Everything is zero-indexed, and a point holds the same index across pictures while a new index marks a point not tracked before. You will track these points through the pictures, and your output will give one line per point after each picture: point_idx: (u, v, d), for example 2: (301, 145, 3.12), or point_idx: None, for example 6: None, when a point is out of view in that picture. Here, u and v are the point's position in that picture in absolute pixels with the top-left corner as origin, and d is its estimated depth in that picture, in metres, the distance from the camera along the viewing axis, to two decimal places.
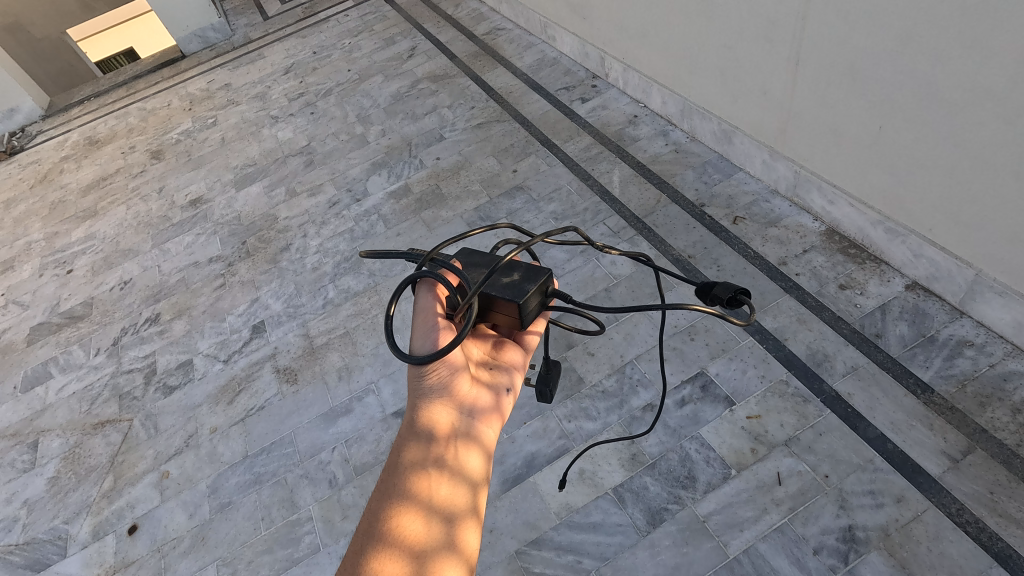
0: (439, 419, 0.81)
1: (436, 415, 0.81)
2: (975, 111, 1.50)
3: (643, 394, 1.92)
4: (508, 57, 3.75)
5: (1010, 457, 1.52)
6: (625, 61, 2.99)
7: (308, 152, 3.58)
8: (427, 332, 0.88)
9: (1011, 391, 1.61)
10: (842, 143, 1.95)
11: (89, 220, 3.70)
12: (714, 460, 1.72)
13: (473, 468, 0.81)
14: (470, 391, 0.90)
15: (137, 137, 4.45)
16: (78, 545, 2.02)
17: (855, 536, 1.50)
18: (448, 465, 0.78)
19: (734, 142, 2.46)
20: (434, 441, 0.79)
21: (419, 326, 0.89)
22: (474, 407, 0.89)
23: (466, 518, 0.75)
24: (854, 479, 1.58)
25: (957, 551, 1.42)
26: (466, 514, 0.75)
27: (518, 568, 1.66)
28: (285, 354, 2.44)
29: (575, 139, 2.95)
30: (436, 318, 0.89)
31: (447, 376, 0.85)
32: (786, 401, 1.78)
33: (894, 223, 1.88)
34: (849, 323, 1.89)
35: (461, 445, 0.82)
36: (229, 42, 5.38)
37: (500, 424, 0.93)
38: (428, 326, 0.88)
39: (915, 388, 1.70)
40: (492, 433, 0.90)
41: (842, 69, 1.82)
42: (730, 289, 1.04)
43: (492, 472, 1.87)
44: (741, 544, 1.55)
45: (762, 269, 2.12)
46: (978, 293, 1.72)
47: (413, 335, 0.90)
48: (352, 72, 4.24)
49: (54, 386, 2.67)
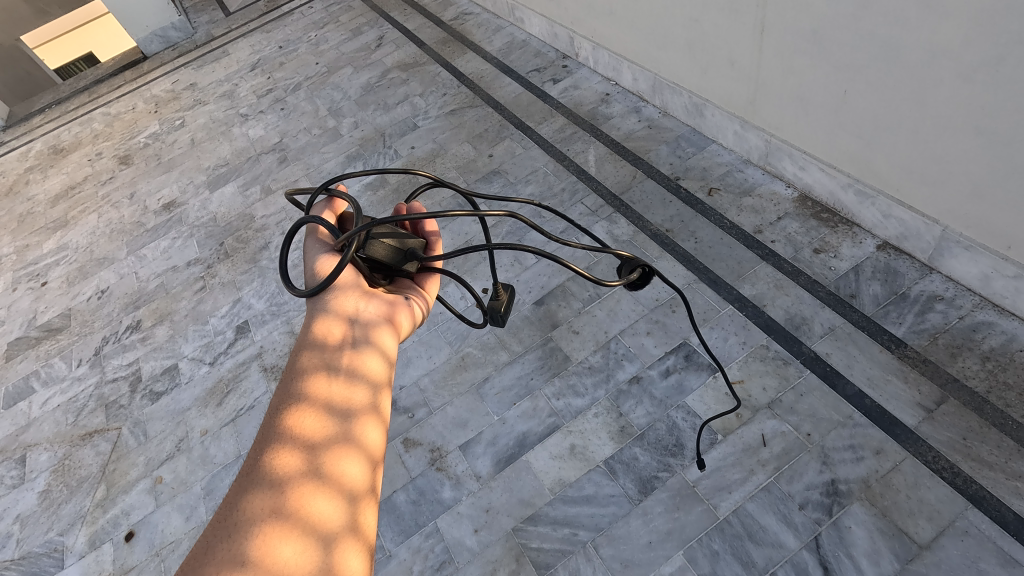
0: (380, 359, 0.79)
1: (378, 356, 0.79)
2: (933, 70, 1.54)
3: (629, 367, 1.97)
4: (477, 41, 3.74)
5: (981, 404, 1.58)
6: (594, 40, 3.00)
7: (281, 149, 3.54)
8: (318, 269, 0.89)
9: (979, 341, 1.68)
10: (809, 108, 1.98)
11: (60, 231, 3.63)
12: (700, 426, 1.77)
13: (358, 401, 0.73)
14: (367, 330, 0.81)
15: (103, 143, 4.36)
16: (76, 556, 2.04)
17: (838, 489, 1.56)
18: (371, 412, 0.73)
19: (706, 115, 2.48)
20: (357, 387, 0.74)
21: (312, 257, 0.92)
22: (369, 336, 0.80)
23: (367, 419, 0.72)
24: (835, 435, 1.64)
25: (934, 496, 1.48)
26: (367, 417, 0.72)
27: (516, 545, 1.70)
28: (272, 352, 2.47)
29: (549, 120, 2.96)
30: (327, 243, 0.93)
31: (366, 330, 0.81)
32: (768, 365, 1.83)
33: (863, 185, 1.93)
34: (824, 286, 1.94)
35: (360, 379, 0.75)
36: (191, 40, 5.27)
37: (388, 339, 0.83)
38: (319, 247, 0.91)
39: (889, 343, 1.76)
40: (382, 359, 0.80)
41: (807, 37, 1.85)
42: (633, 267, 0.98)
43: (485, 454, 1.91)
44: (730, 506, 1.61)
45: (737, 239, 2.16)
46: (944, 248, 1.77)
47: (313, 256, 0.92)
48: (321, 64, 4.19)
49: (38, 400, 2.64)
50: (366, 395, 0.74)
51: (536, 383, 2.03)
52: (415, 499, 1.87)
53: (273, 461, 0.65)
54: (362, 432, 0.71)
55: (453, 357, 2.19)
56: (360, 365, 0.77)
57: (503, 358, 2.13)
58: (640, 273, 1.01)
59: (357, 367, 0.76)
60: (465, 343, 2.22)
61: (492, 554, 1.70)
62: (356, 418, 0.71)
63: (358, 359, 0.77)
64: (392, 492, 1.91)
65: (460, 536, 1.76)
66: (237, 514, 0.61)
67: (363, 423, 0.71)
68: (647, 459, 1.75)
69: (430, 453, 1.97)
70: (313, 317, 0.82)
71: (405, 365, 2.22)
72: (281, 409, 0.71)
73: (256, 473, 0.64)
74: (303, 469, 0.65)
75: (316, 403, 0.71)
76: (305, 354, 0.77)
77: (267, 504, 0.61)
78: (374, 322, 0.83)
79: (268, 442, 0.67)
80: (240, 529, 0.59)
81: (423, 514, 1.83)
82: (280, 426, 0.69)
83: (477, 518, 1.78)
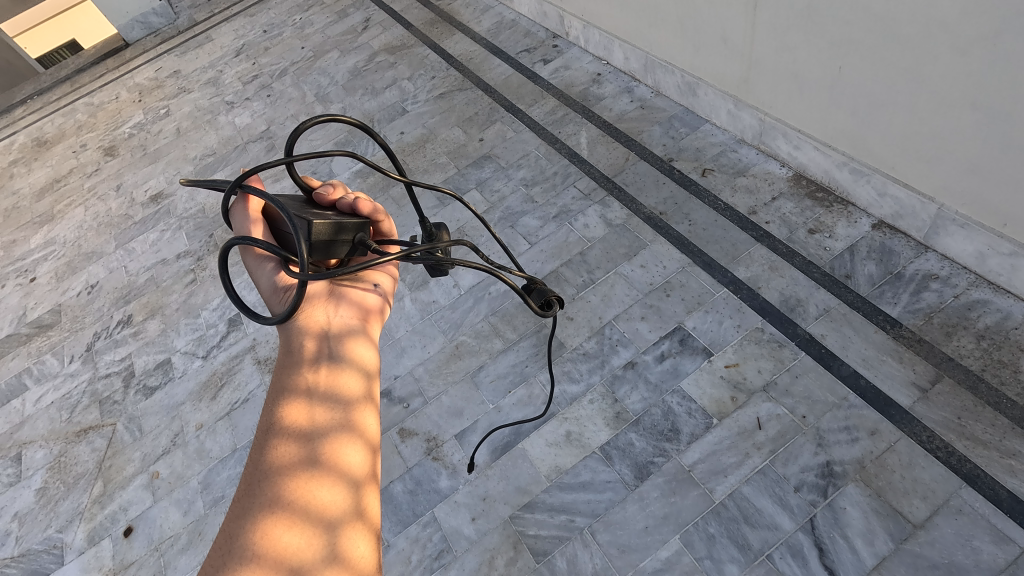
0: (357, 374, 0.77)
1: (354, 371, 0.77)
2: (929, 45, 1.49)
3: (623, 353, 1.95)
4: (465, 22, 3.65)
5: (976, 382, 1.57)
6: (585, 18, 2.93)
7: (268, 137, 3.49)
8: (276, 289, 0.91)
9: (974, 319, 1.66)
10: (804, 85, 1.93)
11: (47, 225, 3.58)
12: (696, 411, 1.76)
13: (337, 421, 0.69)
14: (342, 350, 0.79)
15: (86, 134, 4.27)
16: (74, 552, 2.04)
17: (833, 470, 1.55)
18: (349, 428, 0.70)
19: (699, 94, 2.43)
20: (334, 407, 0.71)
21: (263, 279, 0.92)
22: (344, 356, 0.78)
23: (345, 438, 0.68)
24: (830, 417, 1.63)
25: (929, 476, 1.48)
26: (346, 436, 0.68)
27: (513, 533, 1.70)
28: (264, 344, 2.45)
29: (540, 102, 2.90)
30: (271, 260, 0.92)
31: (341, 347, 0.79)
32: (763, 347, 1.81)
33: (859, 163, 1.89)
34: (819, 267, 1.91)
35: (338, 402, 0.72)
36: (173, 26, 5.15)
37: (363, 354, 0.81)
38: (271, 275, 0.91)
39: (884, 324, 1.74)
40: (357, 377, 0.77)
41: (800, 12, 1.79)
42: (544, 300, 1.18)
43: (481, 443, 1.90)
44: (726, 489, 1.60)
45: (731, 220, 2.13)
46: (940, 226, 1.74)
47: (263, 279, 0.92)
48: (307, 48, 4.10)
49: (31, 397, 2.62)
50: (349, 415, 0.71)
51: (530, 370, 2.01)
52: (411, 489, 1.86)
53: (248, 498, 0.61)
54: (340, 454, 0.67)
55: (447, 346, 2.17)
56: (337, 385, 0.74)
57: (497, 346, 2.11)
58: (550, 299, 1.18)
59: (332, 383, 0.74)
60: (459, 332, 2.20)
61: (490, 542, 1.70)
62: (332, 439, 0.67)
63: (331, 377, 0.74)
64: (388, 482, 1.90)
65: (457, 524, 1.76)
66: (212, 555, 0.57)
67: (341, 443, 0.67)
68: (643, 445, 1.75)
69: (425, 443, 1.96)
70: (283, 336, 0.79)
71: (399, 355, 2.20)
72: (256, 438, 0.68)
73: (233, 512, 0.60)
74: (279, 500, 0.61)
75: (292, 428, 0.67)
76: (276, 377, 0.74)
77: (243, 543, 0.57)
78: (342, 336, 0.81)
79: (246, 478, 0.64)
80: (217, 569, 0.55)
81: (420, 503, 1.83)
82: (253, 460, 0.65)
83: (473, 506, 1.78)
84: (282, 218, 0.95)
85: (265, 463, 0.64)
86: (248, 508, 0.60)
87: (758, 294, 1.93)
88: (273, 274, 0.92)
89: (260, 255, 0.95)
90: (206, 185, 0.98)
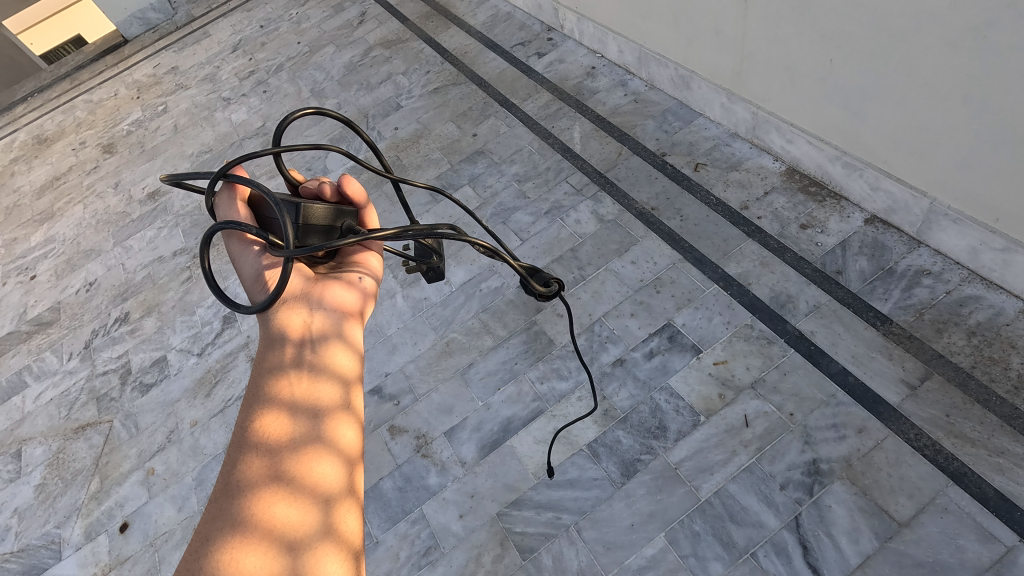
0: (333, 382, 0.74)
1: (331, 379, 0.74)
2: (919, 37, 1.47)
3: (613, 350, 1.94)
4: (461, 15, 3.62)
5: (965, 379, 1.55)
6: (579, 10, 2.90)
7: (264, 133, 3.48)
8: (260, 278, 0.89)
9: (966, 315, 1.64)
10: (796, 79, 1.91)
11: (47, 223, 3.60)
12: (683, 408, 1.76)
13: (307, 435, 0.67)
14: (318, 356, 0.76)
15: (85, 131, 4.29)
16: (72, 547, 2.07)
17: (820, 468, 1.54)
18: (321, 443, 0.68)
19: (692, 87, 2.40)
20: (305, 419, 0.69)
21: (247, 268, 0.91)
22: (320, 362, 0.76)
23: (316, 453, 0.66)
24: (818, 414, 1.62)
25: (915, 473, 1.47)
26: (316, 450, 0.66)
27: (500, 530, 1.70)
28: (258, 341, 2.46)
29: (533, 96, 2.88)
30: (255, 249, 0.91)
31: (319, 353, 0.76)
32: (752, 344, 1.80)
33: (851, 157, 1.86)
34: (810, 262, 1.89)
35: (309, 413, 0.69)
36: (171, 22, 5.14)
37: (343, 359, 0.78)
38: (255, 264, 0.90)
39: (874, 320, 1.72)
40: (333, 384, 0.74)
41: (791, 4, 1.77)
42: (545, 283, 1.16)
43: (470, 440, 1.90)
44: (712, 487, 1.60)
45: (723, 215, 2.11)
46: (933, 221, 1.71)
47: (247, 268, 0.91)
48: (303, 43, 4.09)
49: (31, 394, 2.65)
50: (322, 428, 0.69)
51: (519, 367, 2.01)
52: (401, 486, 1.87)
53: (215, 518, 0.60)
54: (311, 469, 0.65)
55: (438, 343, 2.17)
56: (312, 395, 0.71)
57: (488, 343, 2.11)
58: (550, 284, 1.15)
59: (306, 393, 0.71)
60: (449, 329, 2.19)
61: (477, 539, 1.71)
62: (302, 455, 0.65)
63: (306, 386, 0.72)
64: (378, 479, 1.91)
65: (446, 521, 1.76)
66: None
67: (311, 459, 0.65)
68: (631, 442, 1.74)
69: (415, 440, 1.96)
70: (264, 339, 0.78)
71: (391, 352, 2.20)
72: (232, 447, 0.67)
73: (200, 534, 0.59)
74: (245, 519, 0.60)
75: (264, 440, 0.66)
76: (254, 382, 0.73)
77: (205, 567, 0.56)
78: (321, 341, 0.79)
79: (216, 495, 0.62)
80: None
81: (409, 500, 1.84)
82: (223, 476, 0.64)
83: (461, 503, 1.79)
84: (269, 210, 0.93)
85: (234, 479, 0.63)
86: (215, 528, 0.59)
87: (748, 291, 1.91)
88: (258, 263, 0.91)
89: (246, 244, 0.93)
90: (189, 177, 0.95)
